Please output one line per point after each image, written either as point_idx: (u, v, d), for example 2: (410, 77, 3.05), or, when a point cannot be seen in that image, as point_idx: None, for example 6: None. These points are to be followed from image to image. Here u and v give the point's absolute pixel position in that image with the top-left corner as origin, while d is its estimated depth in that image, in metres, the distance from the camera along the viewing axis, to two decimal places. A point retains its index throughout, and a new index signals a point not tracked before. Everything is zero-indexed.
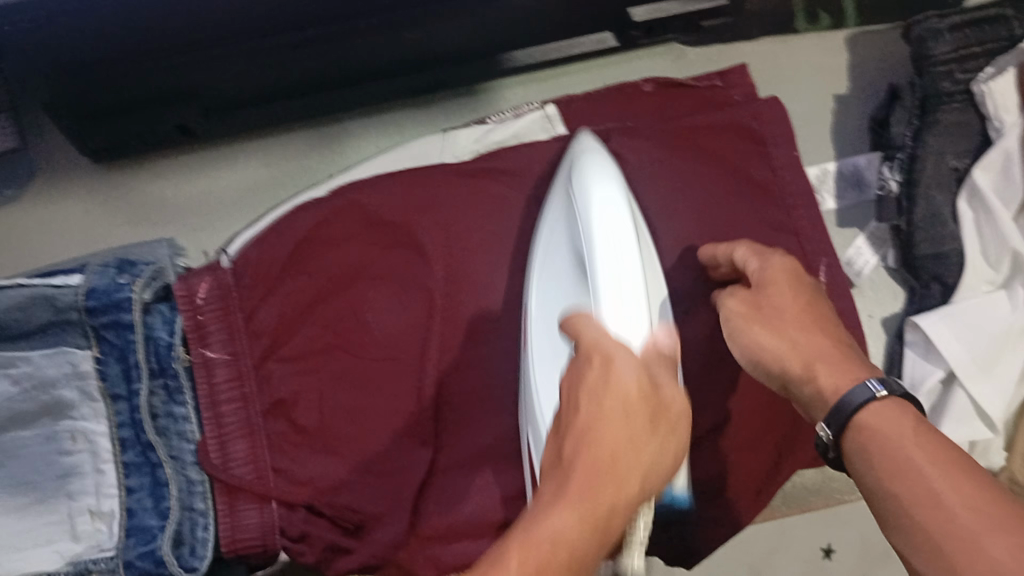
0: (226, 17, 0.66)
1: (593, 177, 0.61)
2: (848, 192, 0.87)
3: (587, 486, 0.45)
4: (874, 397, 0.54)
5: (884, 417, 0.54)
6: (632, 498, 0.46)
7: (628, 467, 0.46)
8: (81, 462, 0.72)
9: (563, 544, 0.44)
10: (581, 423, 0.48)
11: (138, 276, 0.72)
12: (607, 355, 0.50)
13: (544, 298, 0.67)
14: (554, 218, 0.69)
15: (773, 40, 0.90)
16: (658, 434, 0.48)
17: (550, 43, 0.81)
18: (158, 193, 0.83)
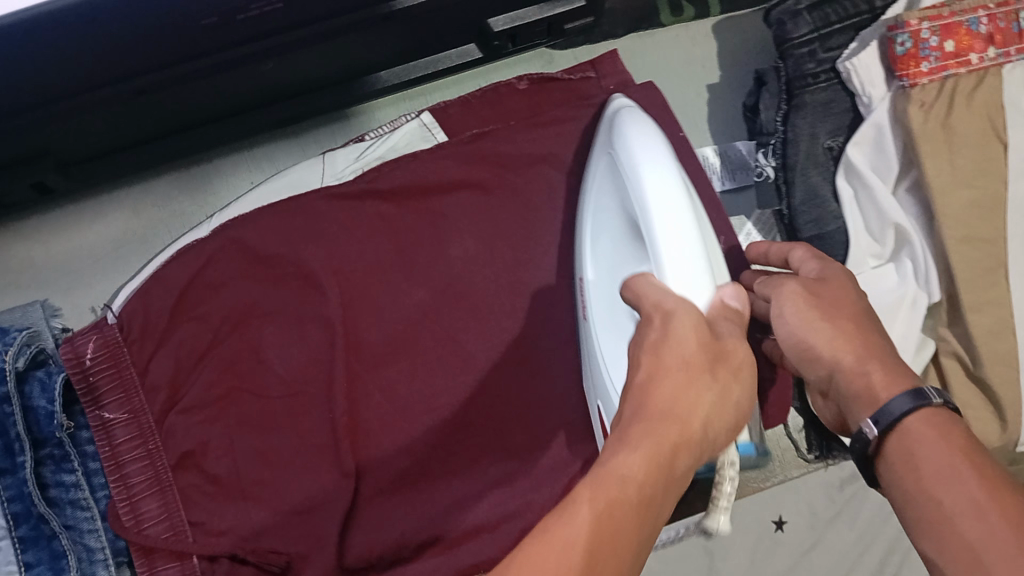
0: (60, 73, 0.63)
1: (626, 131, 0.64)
2: (735, 175, 0.87)
3: (651, 427, 0.43)
4: (926, 403, 0.53)
5: (931, 426, 0.53)
6: (699, 440, 0.44)
7: (693, 408, 0.44)
8: None
9: (632, 484, 0.41)
10: (641, 373, 0.46)
11: (10, 344, 0.69)
12: (666, 310, 0.48)
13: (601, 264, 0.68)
14: (603, 194, 0.68)
15: (639, 35, 0.90)
16: (720, 381, 0.46)
17: (411, 61, 0.79)
18: (23, 256, 0.79)
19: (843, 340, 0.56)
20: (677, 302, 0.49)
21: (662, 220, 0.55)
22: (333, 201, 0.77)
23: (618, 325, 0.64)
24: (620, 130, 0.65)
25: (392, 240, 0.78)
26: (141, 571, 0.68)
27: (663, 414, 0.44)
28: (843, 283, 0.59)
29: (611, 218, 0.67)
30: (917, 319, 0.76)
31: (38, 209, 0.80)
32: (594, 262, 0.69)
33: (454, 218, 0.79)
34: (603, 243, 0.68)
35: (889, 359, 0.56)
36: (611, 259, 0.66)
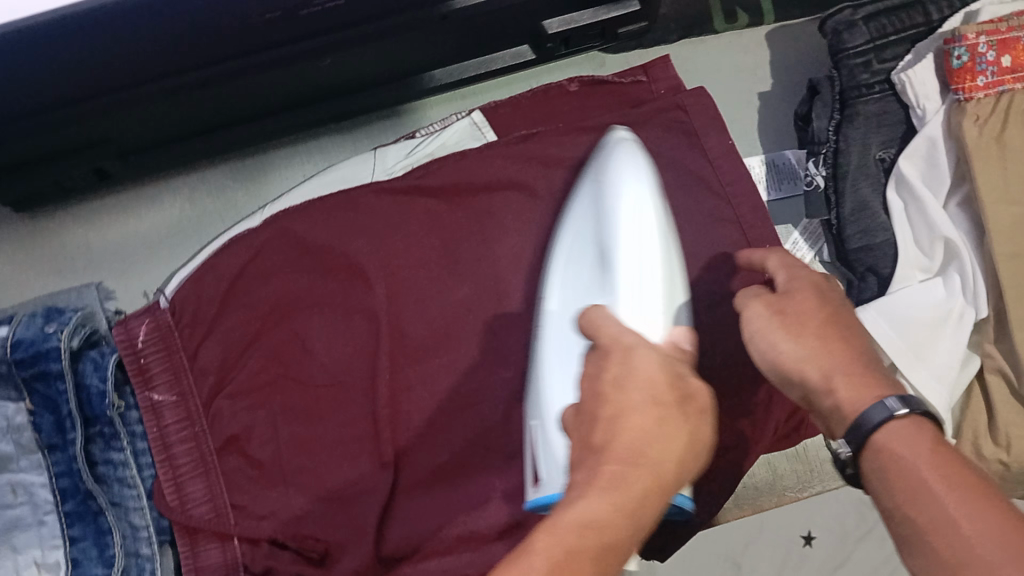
0: (123, 65, 0.65)
1: (623, 171, 0.66)
2: (782, 184, 0.87)
3: (622, 473, 0.45)
4: (893, 415, 0.52)
5: (905, 438, 0.52)
6: (665, 485, 0.46)
7: (661, 451, 0.46)
8: (24, 515, 0.71)
9: (596, 532, 0.43)
10: (608, 410, 0.47)
11: (66, 324, 0.70)
12: (628, 349, 0.51)
13: (566, 288, 0.68)
14: (581, 221, 0.70)
15: (692, 41, 0.90)
16: (687, 419, 0.48)
17: (465, 60, 0.80)
18: (77, 239, 0.81)
19: (807, 357, 0.56)
20: (635, 338, 0.52)
21: (628, 258, 0.61)
22: (380, 199, 0.79)
23: (566, 345, 0.65)
24: (610, 168, 0.67)
25: (440, 235, 0.79)
26: (186, 550, 0.70)
27: (629, 458, 0.45)
28: (813, 295, 0.59)
29: (585, 246, 0.68)
30: (962, 337, 0.75)
31: (101, 193, 0.82)
32: (553, 285, 0.69)
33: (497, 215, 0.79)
34: (573, 268, 0.68)
35: (859, 373, 0.55)
36: (576, 282, 0.67)
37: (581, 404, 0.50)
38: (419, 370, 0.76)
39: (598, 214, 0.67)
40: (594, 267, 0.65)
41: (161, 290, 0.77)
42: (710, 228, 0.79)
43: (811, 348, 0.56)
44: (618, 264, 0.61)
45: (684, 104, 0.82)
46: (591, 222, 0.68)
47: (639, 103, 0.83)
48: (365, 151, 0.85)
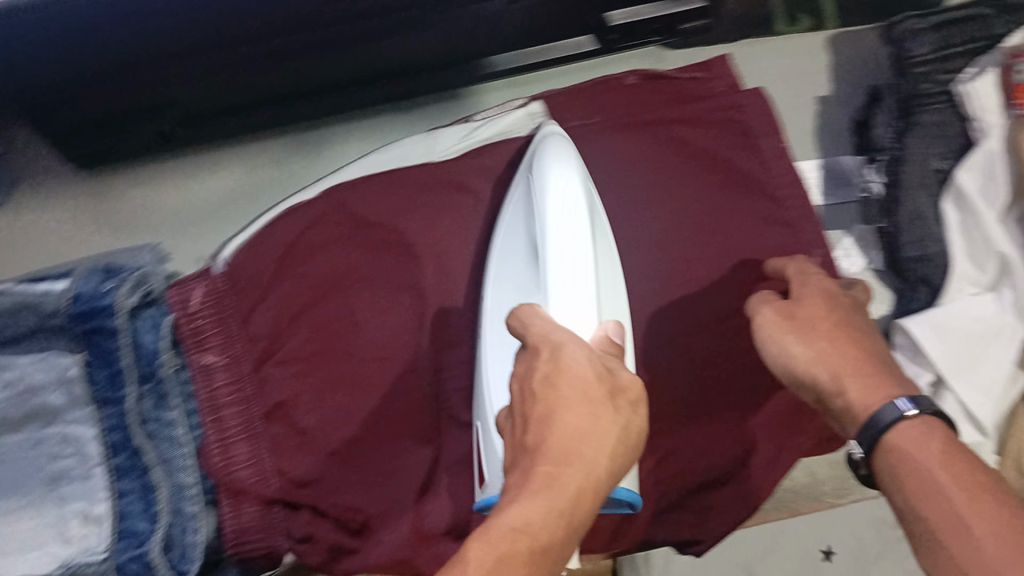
0: (194, 35, 0.66)
1: (552, 157, 0.63)
2: (836, 189, 0.87)
3: (555, 474, 0.46)
4: (903, 416, 0.54)
5: (917, 438, 0.54)
6: (598, 481, 0.47)
7: (592, 448, 0.47)
8: (72, 466, 0.72)
9: (531, 535, 0.44)
10: (541, 409, 0.48)
11: (124, 281, 0.71)
12: (556, 346, 0.50)
13: (499, 286, 0.67)
14: (517, 213, 0.68)
15: (754, 41, 0.91)
16: (619, 413, 0.49)
17: (528, 47, 0.81)
18: (144, 200, 0.83)
19: (823, 361, 0.58)
20: (568, 336, 0.51)
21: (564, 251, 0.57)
22: (433, 180, 0.79)
23: (501, 343, 0.64)
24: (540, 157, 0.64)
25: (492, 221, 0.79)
26: (228, 510, 0.71)
27: (567, 452, 0.46)
28: (823, 300, 0.62)
29: (518, 241, 0.67)
30: (1012, 351, 0.75)
31: (165, 157, 0.84)
32: (491, 278, 0.68)
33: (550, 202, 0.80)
34: (506, 266, 0.67)
35: (871, 376, 0.57)
36: (509, 278, 0.65)
37: (515, 405, 0.51)
38: (463, 351, 0.76)
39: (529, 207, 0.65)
40: (525, 262, 0.63)
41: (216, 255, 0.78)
42: (761, 229, 0.79)
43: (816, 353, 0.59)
44: (550, 255, 0.58)
45: (741, 106, 0.81)
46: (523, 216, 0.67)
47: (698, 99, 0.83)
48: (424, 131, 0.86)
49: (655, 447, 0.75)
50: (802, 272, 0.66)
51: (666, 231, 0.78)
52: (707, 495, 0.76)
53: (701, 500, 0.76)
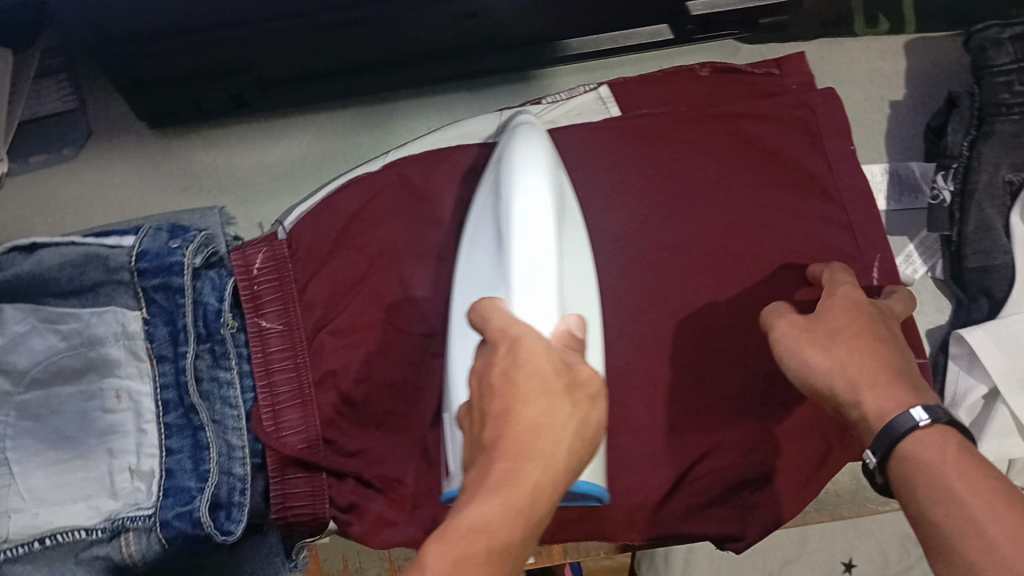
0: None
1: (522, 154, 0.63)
2: (902, 197, 0.85)
3: (513, 472, 0.44)
4: (918, 425, 0.55)
5: (934, 446, 0.54)
6: (557, 479, 0.45)
7: (551, 443, 0.45)
8: (124, 421, 0.72)
9: (490, 535, 0.42)
10: (499, 404, 0.46)
11: (190, 241, 0.73)
12: (515, 339, 0.49)
13: (465, 279, 0.67)
14: (484, 206, 0.68)
15: (828, 41, 0.90)
16: (577, 406, 0.47)
17: (603, 32, 0.80)
18: (205, 162, 0.83)
19: (843, 369, 0.60)
20: (524, 328, 0.50)
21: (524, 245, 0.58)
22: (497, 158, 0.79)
23: (466, 335, 0.65)
24: (511, 152, 0.64)
25: None
26: (275, 475, 0.72)
27: (528, 443, 0.45)
28: (846, 312, 0.63)
29: (484, 234, 0.66)
30: None
31: (233, 121, 0.83)
32: (460, 271, 0.68)
33: (613, 182, 0.78)
34: (472, 258, 0.67)
35: (890, 384, 0.58)
36: (474, 272, 0.65)
37: (473, 400, 0.49)
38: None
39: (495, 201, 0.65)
40: (489, 257, 0.63)
41: (279, 221, 0.80)
42: (823, 232, 0.78)
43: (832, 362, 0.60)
44: (515, 252, 0.58)
45: (812, 105, 0.80)
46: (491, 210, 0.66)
47: (768, 95, 0.82)
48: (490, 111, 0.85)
49: (698, 443, 0.74)
50: (833, 281, 0.68)
51: (731, 225, 0.77)
52: (753, 493, 0.74)
53: (748, 496, 0.74)
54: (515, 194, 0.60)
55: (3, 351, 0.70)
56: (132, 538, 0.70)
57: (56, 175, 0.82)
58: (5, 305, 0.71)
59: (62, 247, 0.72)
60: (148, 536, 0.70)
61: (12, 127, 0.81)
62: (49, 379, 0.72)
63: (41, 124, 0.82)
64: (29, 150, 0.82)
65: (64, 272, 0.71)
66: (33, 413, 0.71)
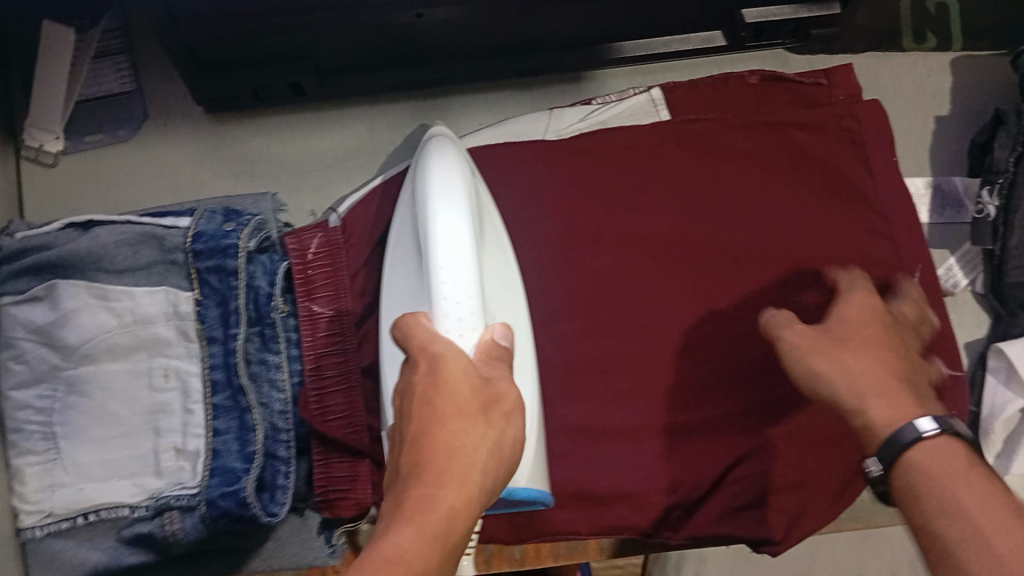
0: None
1: (436, 168, 0.62)
2: (945, 210, 0.86)
3: (426, 497, 0.44)
4: (923, 435, 0.56)
5: (938, 457, 0.55)
6: (474, 502, 0.46)
7: (469, 462, 0.46)
8: (171, 401, 0.72)
9: (404, 564, 0.41)
10: (415, 427, 0.48)
11: (244, 225, 0.74)
12: (435, 357, 0.51)
13: (392, 294, 0.66)
14: (407, 220, 0.67)
15: (879, 55, 0.91)
16: (491, 425, 0.49)
17: (659, 35, 0.82)
18: (261, 147, 0.84)
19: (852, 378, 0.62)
20: (446, 345, 0.51)
21: (447, 259, 0.56)
22: (548, 153, 0.80)
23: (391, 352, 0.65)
24: (425, 170, 0.62)
25: (608, 202, 0.78)
26: (318, 458, 0.74)
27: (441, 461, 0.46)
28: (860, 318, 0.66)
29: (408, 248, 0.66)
30: None
31: (290, 108, 0.85)
32: (387, 285, 0.67)
33: (659, 183, 0.79)
34: (398, 271, 0.66)
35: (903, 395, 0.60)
36: (403, 288, 0.65)
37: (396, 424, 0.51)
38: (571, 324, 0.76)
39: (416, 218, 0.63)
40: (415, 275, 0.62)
41: (332, 207, 0.82)
42: (863, 239, 0.78)
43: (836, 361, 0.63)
44: (437, 266, 0.56)
45: (858, 114, 0.82)
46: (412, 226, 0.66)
47: (818, 104, 0.84)
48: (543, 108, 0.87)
49: (733, 445, 0.73)
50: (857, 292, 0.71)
51: (778, 231, 0.78)
52: (787, 497, 0.72)
53: (785, 500, 0.73)
54: (434, 213, 0.58)
55: (54, 326, 0.71)
56: (176, 516, 0.71)
57: (115, 153, 0.83)
58: (58, 280, 0.71)
59: (118, 227, 0.73)
60: (190, 515, 0.71)
61: (69, 106, 0.82)
62: (97, 357, 0.71)
63: (97, 104, 0.83)
64: (84, 129, 0.83)
65: (120, 250, 0.72)
66: (80, 389, 0.71)
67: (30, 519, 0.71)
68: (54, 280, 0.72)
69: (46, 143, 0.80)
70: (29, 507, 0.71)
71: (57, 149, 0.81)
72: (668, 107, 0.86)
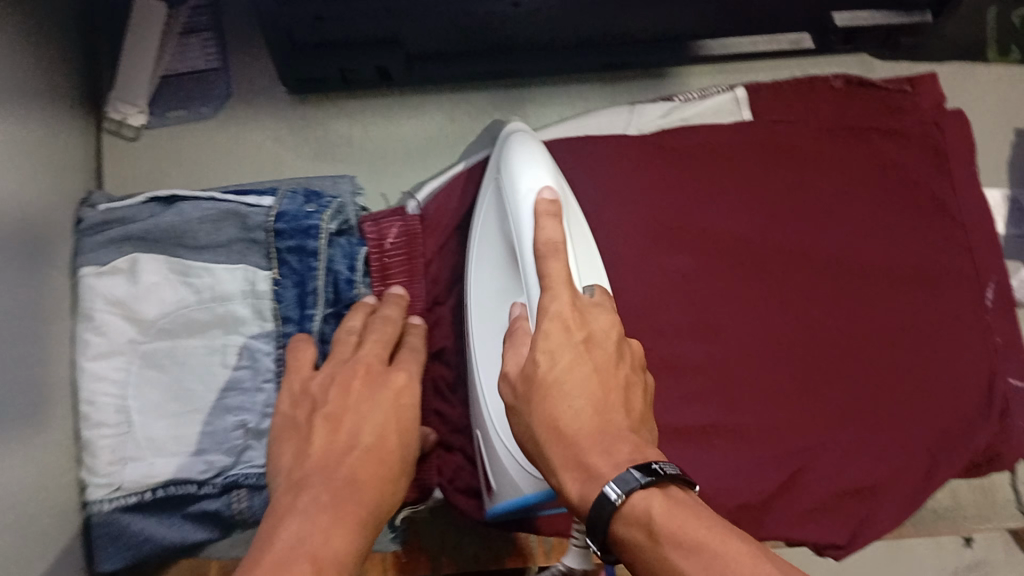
0: None
1: (513, 155, 0.60)
2: (1022, 223, 0.86)
3: (349, 483, 0.55)
4: (636, 487, 0.42)
5: (676, 516, 0.41)
6: (379, 497, 0.57)
7: (378, 455, 0.59)
8: (243, 379, 0.72)
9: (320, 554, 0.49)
10: (341, 412, 0.60)
11: (325, 207, 0.75)
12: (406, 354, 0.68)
13: (481, 286, 0.65)
14: (490, 218, 0.65)
15: (965, 65, 0.91)
16: (391, 415, 0.61)
17: (745, 35, 0.82)
18: (343, 130, 0.85)
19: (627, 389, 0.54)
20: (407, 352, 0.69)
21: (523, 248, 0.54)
22: (630, 147, 0.79)
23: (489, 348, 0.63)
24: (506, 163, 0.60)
25: (687, 198, 0.78)
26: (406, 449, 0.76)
27: (361, 457, 0.57)
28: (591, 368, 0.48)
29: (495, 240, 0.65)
30: None
31: (374, 93, 0.86)
32: (472, 287, 0.66)
33: (738, 184, 0.79)
34: (487, 263, 0.65)
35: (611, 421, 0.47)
36: (490, 287, 0.64)
37: (321, 408, 0.61)
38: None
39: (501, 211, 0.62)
40: (507, 268, 0.62)
41: (411, 193, 0.83)
42: (940, 247, 0.79)
43: (597, 400, 0.48)
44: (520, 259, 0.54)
45: (940, 124, 0.82)
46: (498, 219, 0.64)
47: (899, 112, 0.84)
48: (624, 102, 0.87)
49: (803, 452, 0.71)
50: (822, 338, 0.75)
51: (854, 234, 0.78)
52: (857, 503, 0.72)
53: (857, 507, 0.72)
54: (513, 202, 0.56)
55: (133, 299, 0.70)
56: (244, 495, 0.72)
57: (195, 129, 0.84)
58: (140, 253, 0.71)
59: (201, 203, 0.74)
60: (259, 494, 0.72)
61: (154, 80, 0.83)
62: (175, 331, 0.71)
63: (186, 80, 0.84)
64: (167, 105, 0.84)
65: (203, 227, 0.73)
66: (156, 363, 0.71)
67: (98, 493, 0.69)
68: (136, 253, 0.71)
69: (128, 117, 0.81)
70: (99, 480, 0.69)
71: (140, 123, 0.82)
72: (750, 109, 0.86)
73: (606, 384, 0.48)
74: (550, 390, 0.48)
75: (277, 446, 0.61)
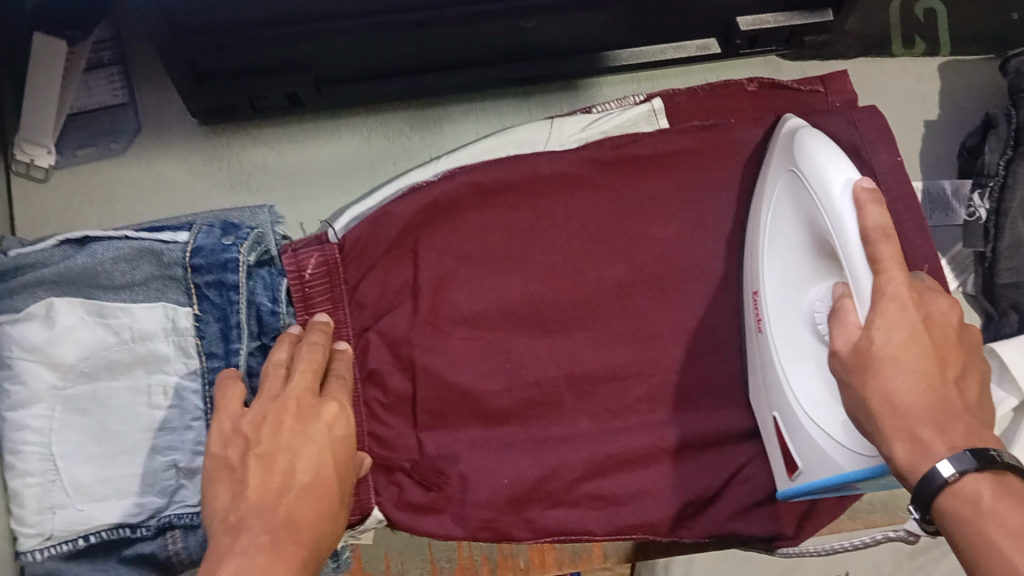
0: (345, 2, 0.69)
1: (814, 154, 0.66)
2: (933, 211, 0.89)
3: (286, 524, 0.55)
4: (970, 467, 0.50)
5: (999, 500, 0.49)
6: (315, 537, 0.56)
7: (314, 492, 0.59)
8: (170, 418, 0.71)
9: None
10: (274, 450, 0.60)
11: (244, 238, 0.74)
12: (339, 385, 0.68)
13: (779, 274, 0.71)
14: (782, 212, 0.71)
15: (870, 61, 0.94)
16: (328, 452, 0.61)
17: (652, 43, 0.85)
18: (260, 159, 0.85)
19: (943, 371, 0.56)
20: (338, 380, 0.69)
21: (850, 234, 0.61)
22: (560, 164, 0.80)
23: (807, 344, 0.69)
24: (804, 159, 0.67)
25: (606, 210, 0.80)
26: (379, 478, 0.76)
27: (296, 495, 0.57)
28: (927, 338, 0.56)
29: (793, 233, 0.70)
30: None
31: (291, 118, 0.86)
32: (763, 275, 0.72)
33: (657, 196, 0.81)
34: (784, 254, 0.71)
35: (895, 413, 0.55)
36: (790, 276, 0.70)
37: (257, 447, 0.60)
38: (584, 332, 0.78)
39: (801, 206, 0.68)
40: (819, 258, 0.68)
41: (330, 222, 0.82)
42: None
43: (933, 380, 0.55)
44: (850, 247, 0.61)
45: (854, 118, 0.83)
46: (792, 215, 0.70)
47: (814, 111, 0.85)
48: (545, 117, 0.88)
49: None
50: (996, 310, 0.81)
51: None
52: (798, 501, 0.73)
53: None
54: (826, 193, 0.63)
55: (50, 344, 0.69)
56: (179, 535, 0.71)
57: (106, 165, 0.83)
58: (55, 298, 0.70)
59: (114, 242, 0.72)
60: (194, 533, 0.71)
61: (60, 118, 0.82)
62: (95, 374, 0.70)
63: (89, 117, 0.84)
64: (75, 143, 0.83)
65: (118, 266, 0.72)
66: (79, 408, 0.69)
67: (29, 543, 0.67)
68: (51, 298, 0.70)
69: (36, 158, 0.81)
70: (28, 530, 0.67)
71: (48, 164, 0.81)
72: (666, 116, 0.87)
73: (943, 359, 0.56)
74: (883, 361, 0.56)
75: (208, 491, 0.59)
